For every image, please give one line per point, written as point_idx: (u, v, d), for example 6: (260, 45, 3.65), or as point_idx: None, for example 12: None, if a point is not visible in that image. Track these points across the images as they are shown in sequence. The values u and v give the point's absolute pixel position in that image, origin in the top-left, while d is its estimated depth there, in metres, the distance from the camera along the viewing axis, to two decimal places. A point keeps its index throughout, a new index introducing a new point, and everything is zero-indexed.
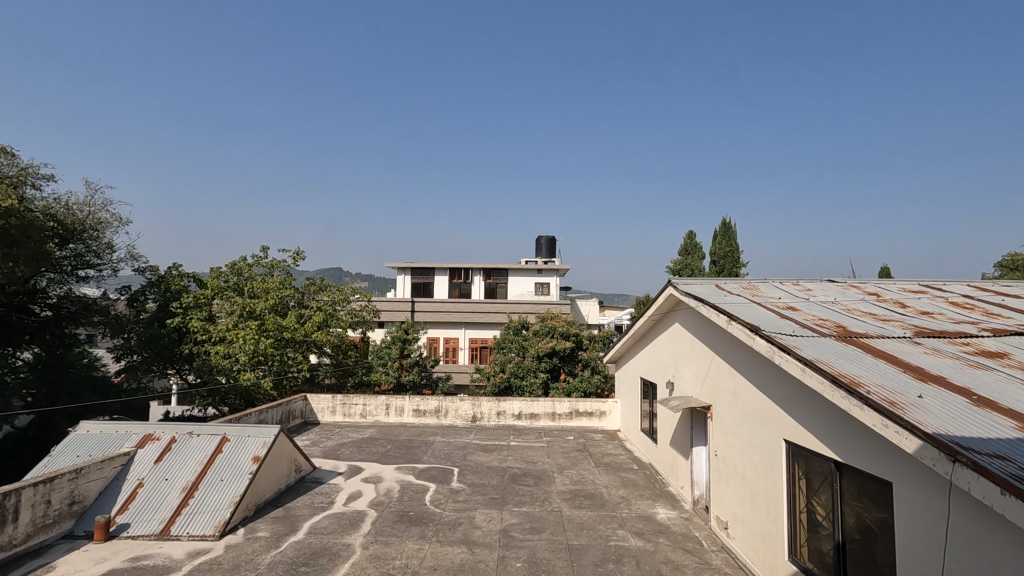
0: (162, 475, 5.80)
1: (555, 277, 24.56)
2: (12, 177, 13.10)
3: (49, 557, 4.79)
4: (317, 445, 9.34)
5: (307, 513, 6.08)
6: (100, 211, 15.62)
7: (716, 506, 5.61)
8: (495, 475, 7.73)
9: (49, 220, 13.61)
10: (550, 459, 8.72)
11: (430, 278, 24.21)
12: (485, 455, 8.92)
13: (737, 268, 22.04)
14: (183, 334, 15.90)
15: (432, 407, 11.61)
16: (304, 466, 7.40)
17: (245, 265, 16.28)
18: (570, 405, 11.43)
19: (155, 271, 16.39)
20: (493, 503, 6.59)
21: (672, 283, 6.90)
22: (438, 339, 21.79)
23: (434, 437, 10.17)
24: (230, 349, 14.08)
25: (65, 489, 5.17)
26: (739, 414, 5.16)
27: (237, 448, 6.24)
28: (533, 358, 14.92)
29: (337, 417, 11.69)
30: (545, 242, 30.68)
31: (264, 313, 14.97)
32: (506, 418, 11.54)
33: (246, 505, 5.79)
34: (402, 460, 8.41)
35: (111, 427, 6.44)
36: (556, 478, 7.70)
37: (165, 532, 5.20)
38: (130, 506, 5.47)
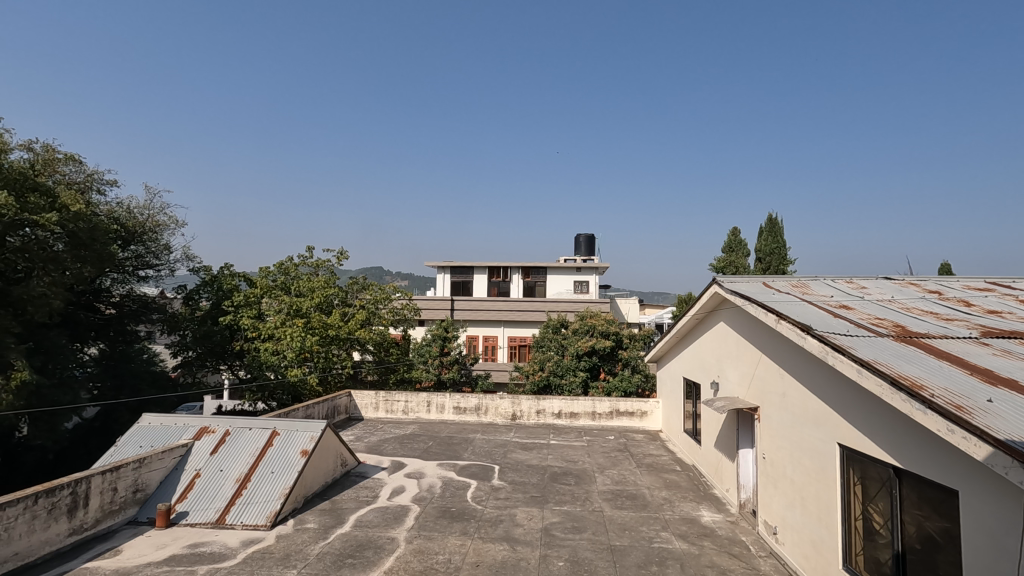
0: (218, 466, 6.06)
1: (594, 275, 24.34)
2: (80, 184, 13.98)
3: (116, 541, 5.09)
4: (361, 440, 9.57)
5: (353, 507, 6.23)
6: (159, 214, 16.49)
7: (763, 511, 5.45)
8: (535, 473, 7.74)
9: (112, 223, 14.43)
10: (590, 458, 8.65)
11: (469, 277, 24.46)
12: (525, 453, 8.94)
13: (784, 265, 21.33)
14: (234, 332, 16.54)
15: (472, 405, 11.73)
16: (349, 461, 7.59)
17: (291, 265, 16.79)
18: (611, 404, 11.31)
19: (208, 270, 17.15)
20: (534, 501, 6.59)
21: (716, 281, 6.74)
22: (477, 337, 21.98)
23: (475, 435, 10.27)
24: (278, 346, 14.59)
25: (129, 477, 5.49)
26: (788, 416, 4.99)
27: (286, 441, 6.44)
28: (573, 357, 14.86)
29: (380, 413, 11.95)
30: (584, 240, 30.48)
31: (310, 311, 15.41)
32: (545, 417, 11.52)
33: (295, 497, 6.00)
34: (443, 457, 8.52)
35: (170, 419, 6.76)
36: (596, 477, 7.65)
37: (221, 520, 5.44)
38: (189, 495, 5.75)
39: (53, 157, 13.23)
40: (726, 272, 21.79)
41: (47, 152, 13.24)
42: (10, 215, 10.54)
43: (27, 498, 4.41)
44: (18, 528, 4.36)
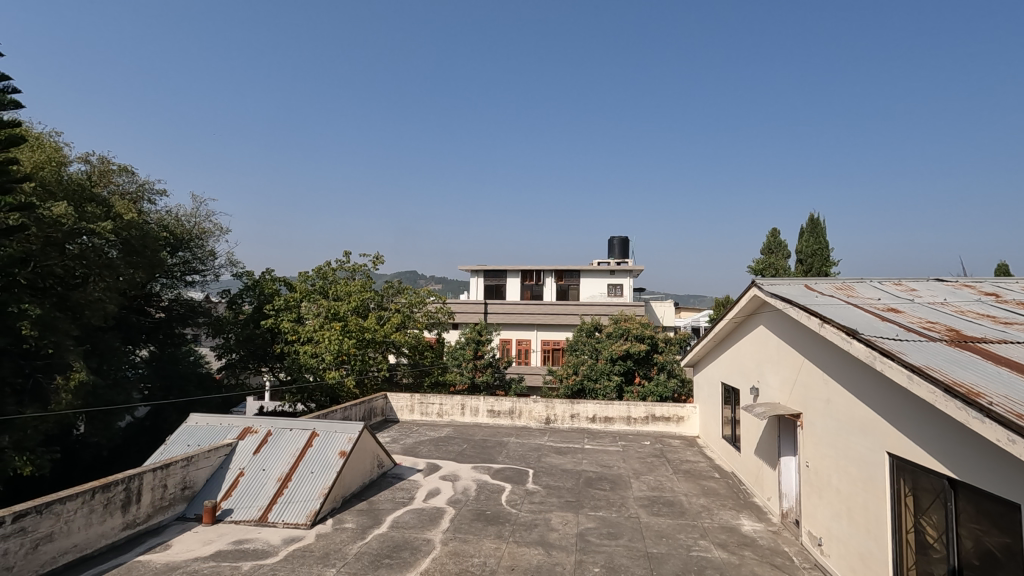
0: (260, 466, 6.23)
1: (628, 278, 24.07)
2: (132, 194, 14.66)
3: (166, 536, 5.30)
4: (397, 442, 9.71)
5: (389, 508, 6.32)
6: (205, 221, 17.16)
7: (807, 521, 5.28)
8: (570, 478, 7.69)
9: (162, 230, 15.11)
10: (626, 464, 8.54)
11: (502, 280, 24.56)
12: (559, 457, 8.90)
13: (827, 266, 20.63)
14: (275, 335, 17.00)
15: (506, 408, 11.74)
16: (386, 462, 7.70)
17: (329, 269, 17.16)
18: (647, 409, 11.15)
19: (251, 275, 17.70)
20: (569, 506, 6.55)
21: (755, 284, 6.59)
22: (511, 340, 22.02)
23: (509, 438, 10.28)
24: (317, 348, 14.94)
25: (178, 474, 5.71)
26: (833, 423, 4.83)
27: (325, 442, 6.58)
28: (607, 360, 14.73)
29: (415, 415, 12.09)
30: (618, 242, 30.22)
31: (347, 314, 15.74)
32: (580, 421, 11.44)
33: (334, 497, 6.12)
34: (478, 460, 8.55)
35: (216, 419, 7.00)
36: (632, 483, 7.54)
37: (263, 518, 5.60)
38: (233, 493, 5.94)
39: (108, 168, 13.94)
40: (765, 274, 21.23)
41: (103, 163, 13.97)
42: (69, 223, 11.14)
43: (84, 493, 4.66)
44: (76, 522, 4.61)
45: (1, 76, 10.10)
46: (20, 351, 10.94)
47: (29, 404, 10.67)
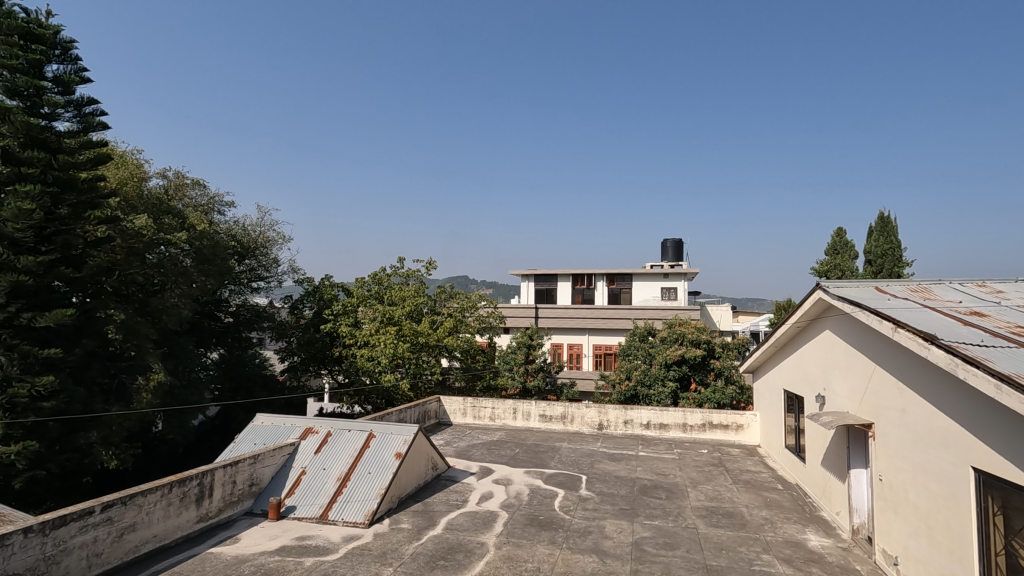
0: (321, 465, 6.46)
1: (682, 281, 23.47)
2: (204, 206, 15.60)
3: (235, 529, 5.58)
4: (450, 445, 9.84)
5: (443, 510, 6.40)
6: (269, 230, 18.07)
7: (881, 537, 4.97)
8: (624, 485, 7.56)
9: (231, 240, 16.04)
10: (682, 472, 8.30)
11: (553, 285, 24.51)
12: (613, 463, 8.75)
13: (900, 267, 19.42)
14: (334, 338, 17.58)
15: (559, 413, 11.67)
16: (440, 465, 7.81)
17: (384, 275, 17.62)
18: (703, 416, 10.82)
19: (311, 282, 18.43)
20: (623, 514, 6.43)
21: (820, 286, 6.28)
22: (562, 345, 21.93)
23: (561, 443, 10.22)
24: (373, 352, 15.36)
25: (246, 471, 6.01)
26: (909, 434, 4.52)
27: (382, 443, 6.74)
28: (661, 366, 14.40)
29: (468, 418, 12.23)
30: (672, 244, 29.57)
31: (401, 319, 16.12)
32: (634, 427, 11.23)
33: (390, 498, 6.27)
34: (530, 465, 8.54)
35: (280, 420, 7.32)
36: (688, 492, 7.32)
37: (324, 516, 5.80)
38: (296, 491, 6.20)
39: (182, 183, 14.91)
40: (830, 277, 20.23)
41: (178, 178, 14.95)
42: (149, 234, 12.02)
43: (162, 486, 4.99)
44: (156, 513, 4.95)
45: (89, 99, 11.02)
46: (106, 352, 11.79)
47: (115, 403, 11.54)
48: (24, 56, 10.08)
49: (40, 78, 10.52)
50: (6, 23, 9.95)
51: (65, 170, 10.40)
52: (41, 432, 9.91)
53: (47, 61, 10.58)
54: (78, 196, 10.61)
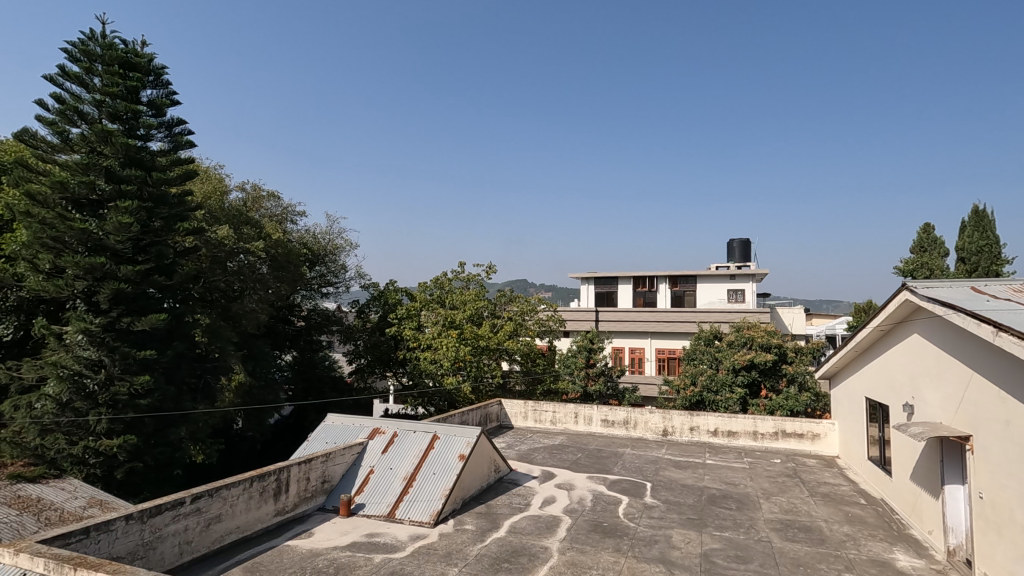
0: (388, 464, 6.65)
1: (750, 283, 22.52)
2: (279, 215, 16.47)
3: (309, 524, 5.83)
4: (512, 448, 9.89)
5: (507, 512, 6.44)
6: (337, 238, 18.86)
7: (982, 561, 4.54)
8: (692, 494, 7.31)
9: (303, 248, 16.90)
10: (753, 482, 7.94)
11: (614, 287, 24.17)
12: (679, 471, 8.50)
13: (998, 264, 17.76)
14: (398, 342, 18.06)
15: (621, 418, 11.48)
16: (502, 468, 7.86)
17: (446, 279, 17.94)
18: (776, 424, 10.31)
19: (377, 287, 19.05)
20: (691, 524, 6.22)
21: (907, 286, 5.84)
22: (623, 349, 21.59)
23: (624, 449, 10.03)
24: (436, 355, 15.67)
25: (319, 469, 6.29)
26: (1014, 449, 4.13)
27: (446, 445, 6.86)
28: (728, 371, 13.86)
29: (529, 422, 12.25)
30: (738, 245, 28.45)
31: (463, 322, 16.38)
32: (700, 434, 10.86)
33: (454, 499, 6.36)
34: (593, 470, 8.42)
35: (349, 420, 7.61)
36: (761, 504, 6.99)
37: (392, 514, 5.97)
38: (365, 489, 6.42)
39: (259, 195, 15.87)
40: (916, 276, 18.79)
41: (255, 191, 15.91)
42: (230, 243, 12.91)
43: (244, 481, 5.32)
44: (239, 505, 5.28)
45: (179, 121, 11.95)
46: (193, 354, 12.68)
47: (201, 401, 12.39)
48: (123, 84, 11.03)
49: (137, 102, 11.48)
50: (107, 55, 10.96)
51: (157, 186, 11.30)
52: (138, 427, 10.72)
53: (143, 86, 11.54)
54: (169, 209, 11.45)
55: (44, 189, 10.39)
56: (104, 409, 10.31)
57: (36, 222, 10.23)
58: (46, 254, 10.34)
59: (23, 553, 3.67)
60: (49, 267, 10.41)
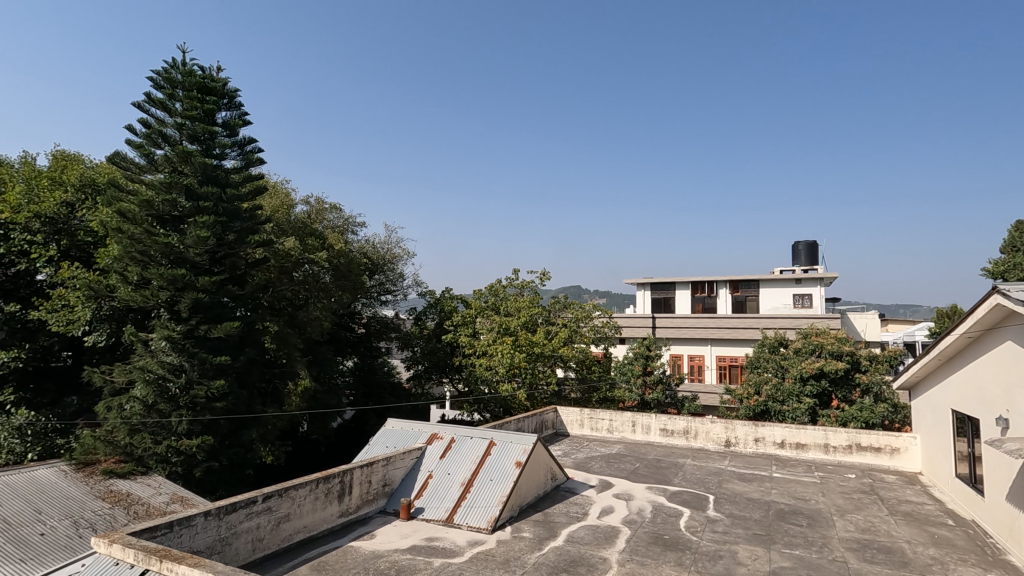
0: (446, 469, 6.75)
1: (818, 287, 21.42)
2: (341, 226, 17.12)
3: (371, 526, 5.99)
4: (569, 456, 9.81)
5: (564, 521, 6.38)
6: (395, 247, 19.38)
7: None
8: (758, 508, 7.00)
9: (364, 257, 17.50)
10: (825, 498, 7.50)
11: (671, 293, 23.59)
12: (743, 484, 8.16)
13: None
14: (454, 348, 18.32)
15: (681, 428, 11.15)
16: (559, 476, 7.81)
17: (500, 286, 18.07)
18: (849, 437, 9.71)
19: (433, 294, 19.44)
20: (758, 540, 5.95)
21: (997, 291, 5.40)
22: (682, 356, 21.00)
23: (685, 460, 9.73)
24: (491, 362, 15.80)
25: (380, 472, 6.46)
26: None
27: (503, 452, 6.88)
28: (795, 380, 13.21)
29: (585, 430, 12.11)
30: (805, 247, 27.14)
31: (518, 329, 16.46)
32: (766, 446, 10.39)
33: (511, 506, 6.37)
34: (652, 481, 8.22)
35: (408, 425, 7.78)
36: (834, 522, 6.59)
37: (450, 519, 6.03)
38: (424, 493, 6.53)
39: (322, 208, 16.57)
40: (1008, 279, 17.30)
41: (318, 204, 16.64)
42: (296, 254, 13.62)
43: (311, 482, 5.54)
44: (306, 505, 5.50)
45: (251, 139, 12.70)
46: (263, 360, 13.36)
47: (270, 405, 13.00)
48: (201, 107, 11.83)
49: (214, 124, 12.27)
50: (188, 81, 11.80)
51: (232, 202, 12.02)
52: (214, 428, 11.40)
53: (218, 109, 12.33)
54: (242, 223, 12.16)
55: (132, 207, 11.26)
56: (184, 411, 11.00)
57: (126, 238, 11.05)
58: (135, 266, 11.21)
59: (116, 543, 3.97)
60: (137, 279, 11.26)
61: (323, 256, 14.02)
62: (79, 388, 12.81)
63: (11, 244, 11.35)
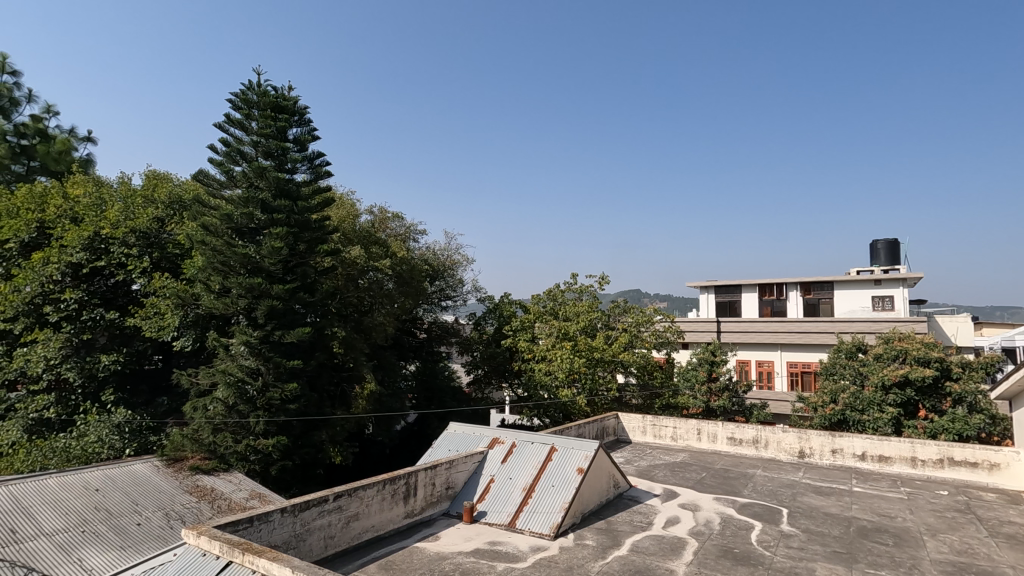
0: (508, 474, 6.79)
1: (901, 288, 19.99)
2: (403, 235, 17.64)
3: (435, 528, 6.09)
4: (631, 464, 9.61)
5: (628, 530, 6.25)
6: (455, 253, 19.71)
7: None
8: (838, 524, 6.59)
9: (425, 264, 17.92)
10: (914, 516, 6.96)
11: (737, 296, 22.70)
12: (820, 498, 7.70)
13: None
14: (513, 353, 18.41)
15: (750, 437, 10.68)
16: (622, 483, 7.67)
17: (558, 291, 17.98)
18: (940, 450, 8.97)
19: (492, 299, 19.64)
20: (838, 558, 5.60)
21: None
22: (749, 362, 20.15)
23: (755, 470, 9.31)
24: (551, 367, 15.78)
25: (443, 475, 6.58)
26: None
27: (564, 458, 6.84)
28: (877, 388, 12.37)
29: (648, 437, 11.82)
30: (884, 246, 25.42)
31: (577, 334, 16.35)
32: (844, 458, 9.78)
33: (574, 513, 6.32)
34: (720, 491, 7.91)
35: (469, 429, 7.88)
36: (925, 541, 6.10)
37: (512, 524, 6.05)
38: (486, 497, 6.58)
39: (385, 217, 17.12)
40: None
41: (382, 213, 17.19)
42: (361, 262, 14.18)
43: (378, 483, 5.71)
44: (374, 506, 5.67)
45: (321, 153, 13.32)
46: (332, 364, 13.95)
47: (339, 407, 13.56)
48: (274, 125, 12.53)
49: (286, 140, 12.96)
50: (262, 101, 12.54)
51: (303, 213, 12.66)
52: (288, 429, 12.03)
53: (289, 125, 12.99)
54: (311, 233, 12.81)
55: (215, 221, 12.10)
56: (261, 412, 11.62)
57: (209, 249, 11.87)
58: (217, 276, 11.99)
59: (204, 536, 4.25)
60: (218, 288, 12.02)
61: (387, 263, 14.46)
62: (169, 390, 13.83)
63: (111, 256, 12.40)
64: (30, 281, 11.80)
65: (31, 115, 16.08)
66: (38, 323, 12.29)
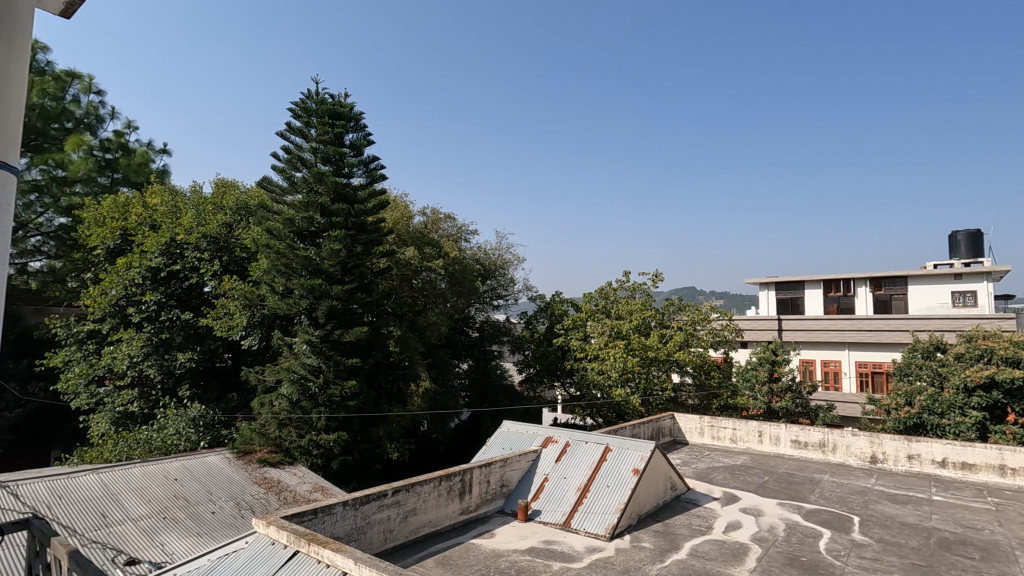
0: (562, 474, 6.76)
1: (985, 283, 18.55)
2: (455, 235, 17.88)
3: (491, 525, 6.14)
4: (689, 466, 9.35)
5: (687, 534, 6.09)
6: (506, 253, 19.76)
7: None
8: (916, 535, 6.17)
9: (476, 264, 18.08)
10: (1003, 529, 6.43)
11: (799, 293, 21.69)
12: (896, 506, 7.24)
13: None
14: (565, 352, 18.34)
15: (816, 440, 10.17)
16: (679, 486, 7.48)
17: (611, 289, 17.75)
18: None
19: (544, 298, 19.65)
20: (917, 571, 5.25)
21: None
22: (814, 362, 19.22)
23: (823, 475, 8.86)
24: (603, 366, 15.59)
25: (497, 473, 6.62)
26: None
27: (619, 459, 6.74)
28: (958, 390, 11.54)
29: (706, 438, 11.46)
30: (964, 238, 23.66)
31: (630, 333, 16.08)
32: (922, 465, 9.16)
33: (630, 514, 6.22)
34: (784, 496, 7.57)
35: (523, 428, 7.89)
36: (1017, 557, 5.63)
37: (567, 524, 6.01)
38: (540, 496, 6.57)
39: (437, 218, 17.38)
40: None
41: (434, 215, 17.50)
42: (415, 262, 14.48)
43: (434, 479, 5.82)
44: (431, 501, 5.79)
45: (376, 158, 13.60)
46: (388, 363, 14.31)
47: (395, 404, 13.92)
48: (331, 131, 12.96)
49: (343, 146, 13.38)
50: (320, 108, 13.04)
51: (360, 216, 13.08)
52: (348, 425, 12.45)
53: (346, 131, 13.40)
54: (367, 235, 13.22)
55: (278, 225, 12.69)
56: (323, 408, 12.07)
57: (273, 252, 12.48)
58: (281, 277, 12.55)
59: (272, 525, 4.46)
60: (282, 289, 12.54)
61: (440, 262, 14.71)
62: (238, 386, 14.63)
63: (186, 261, 13.18)
64: (115, 284, 12.71)
65: (114, 131, 17.31)
66: (122, 323, 13.20)
